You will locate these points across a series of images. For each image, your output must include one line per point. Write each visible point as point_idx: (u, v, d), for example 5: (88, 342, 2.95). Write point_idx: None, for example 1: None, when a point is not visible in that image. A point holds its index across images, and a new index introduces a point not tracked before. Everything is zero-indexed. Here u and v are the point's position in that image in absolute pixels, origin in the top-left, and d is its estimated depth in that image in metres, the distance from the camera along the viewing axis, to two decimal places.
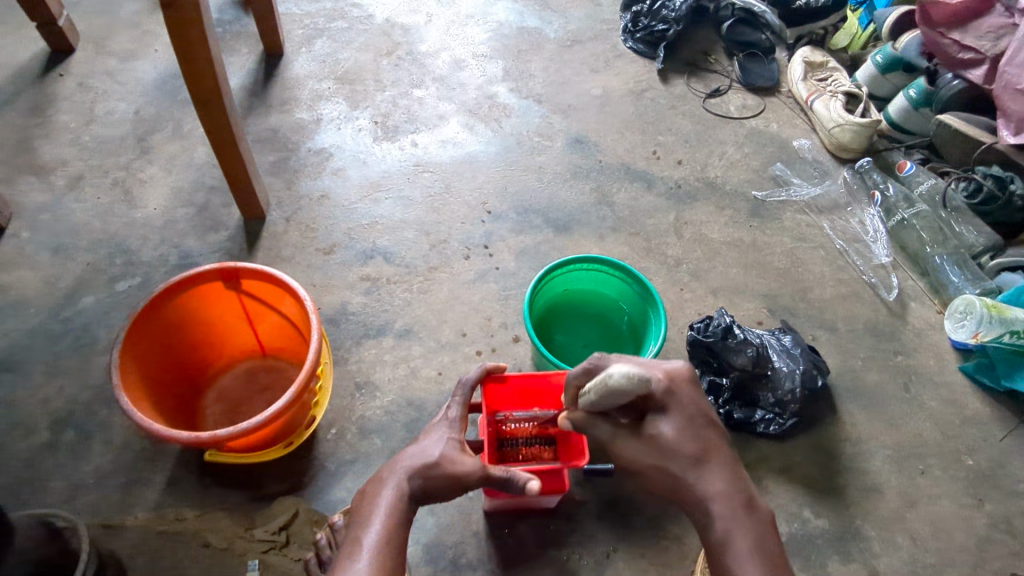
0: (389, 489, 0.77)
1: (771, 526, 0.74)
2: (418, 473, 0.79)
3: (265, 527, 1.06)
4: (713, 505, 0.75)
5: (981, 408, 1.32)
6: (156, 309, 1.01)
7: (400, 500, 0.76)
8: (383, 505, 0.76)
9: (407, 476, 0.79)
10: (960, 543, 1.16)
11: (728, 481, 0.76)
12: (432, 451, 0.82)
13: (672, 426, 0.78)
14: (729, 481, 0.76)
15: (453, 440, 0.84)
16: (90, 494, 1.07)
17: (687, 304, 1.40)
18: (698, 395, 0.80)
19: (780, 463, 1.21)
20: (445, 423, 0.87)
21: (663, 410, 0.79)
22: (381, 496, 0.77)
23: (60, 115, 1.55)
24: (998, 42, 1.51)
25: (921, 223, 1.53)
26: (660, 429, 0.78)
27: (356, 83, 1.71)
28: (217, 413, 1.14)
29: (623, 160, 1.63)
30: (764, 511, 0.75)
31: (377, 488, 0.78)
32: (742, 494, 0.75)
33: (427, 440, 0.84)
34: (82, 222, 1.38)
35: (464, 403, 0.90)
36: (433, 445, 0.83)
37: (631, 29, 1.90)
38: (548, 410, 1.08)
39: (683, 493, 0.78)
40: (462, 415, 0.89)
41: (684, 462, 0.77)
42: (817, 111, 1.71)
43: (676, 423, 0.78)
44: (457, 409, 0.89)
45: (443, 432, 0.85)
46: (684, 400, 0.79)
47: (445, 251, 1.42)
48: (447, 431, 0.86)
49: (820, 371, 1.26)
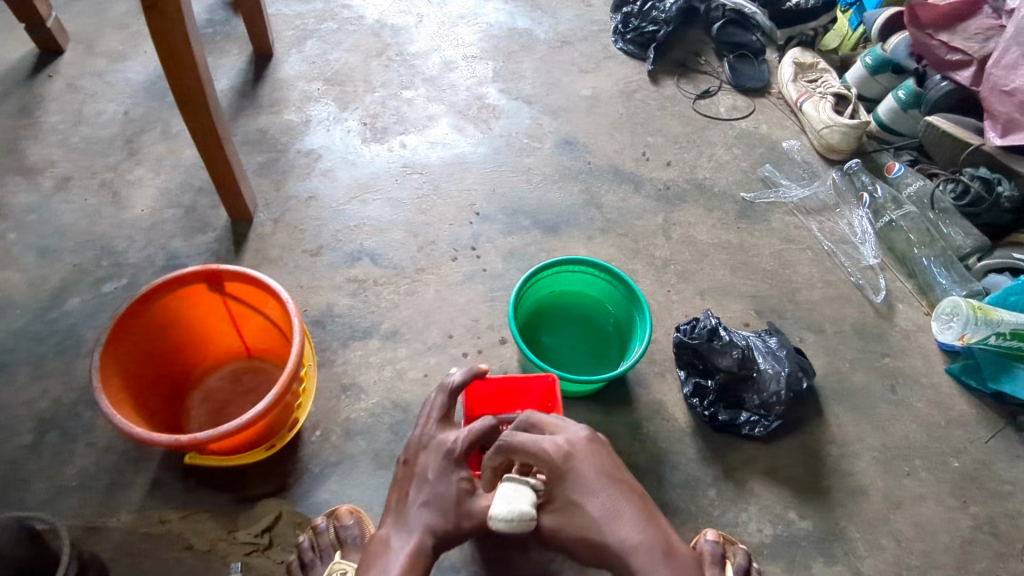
0: (409, 549, 0.86)
1: (690, 574, 0.78)
2: (436, 532, 0.87)
3: (249, 529, 1.06)
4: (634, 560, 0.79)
5: (968, 410, 1.32)
6: (139, 312, 1.01)
7: (419, 561, 0.85)
8: (400, 564, 0.84)
9: (427, 535, 0.86)
10: (945, 544, 1.16)
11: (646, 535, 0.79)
12: (446, 507, 0.87)
13: (585, 493, 0.82)
14: (646, 531, 0.80)
15: (464, 487, 0.89)
16: (74, 496, 1.07)
17: (675, 306, 1.40)
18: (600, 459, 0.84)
19: (766, 464, 1.21)
20: (451, 464, 0.90)
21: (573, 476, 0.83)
22: (400, 555, 0.85)
23: (49, 115, 1.55)
24: (986, 44, 1.52)
25: (908, 224, 1.53)
26: (575, 497, 0.82)
27: (347, 84, 1.71)
28: (202, 413, 1.14)
29: (612, 161, 1.63)
30: (683, 556, 0.80)
31: (394, 544, 0.87)
32: (661, 541, 0.80)
33: (440, 488, 0.88)
34: (70, 223, 1.38)
35: (468, 437, 0.91)
36: (446, 496, 0.88)
37: (622, 30, 1.90)
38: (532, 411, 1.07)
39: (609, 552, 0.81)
40: (464, 451, 0.91)
41: (602, 525, 0.80)
42: (806, 113, 1.71)
43: (589, 488, 0.82)
44: (461, 447, 0.91)
45: (454, 479, 0.89)
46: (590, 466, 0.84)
47: (433, 252, 1.42)
48: (457, 477, 0.89)
49: (806, 373, 1.25)
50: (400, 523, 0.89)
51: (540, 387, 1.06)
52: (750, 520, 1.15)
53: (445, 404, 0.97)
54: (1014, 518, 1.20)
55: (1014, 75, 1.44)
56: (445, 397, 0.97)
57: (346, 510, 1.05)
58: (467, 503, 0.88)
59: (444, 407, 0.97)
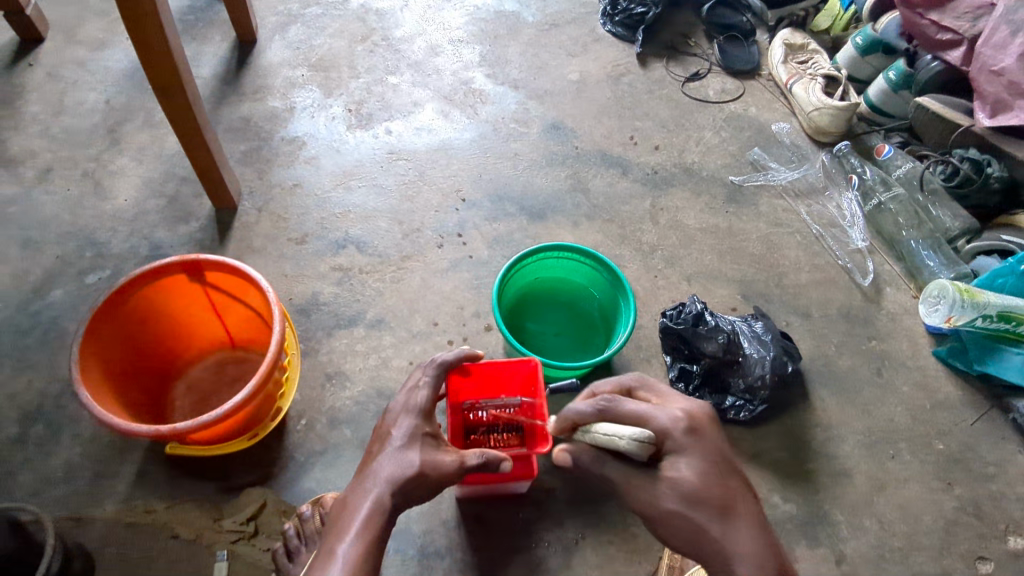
0: (368, 505, 0.77)
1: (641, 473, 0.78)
2: (397, 484, 0.78)
3: (234, 518, 1.06)
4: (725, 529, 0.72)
5: (954, 392, 1.32)
6: (119, 303, 1.01)
7: (380, 512, 0.77)
8: (361, 517, 0.76)
9: (386, 487, 0.78)
10: (928, 526, 1.17)
11: (727, 490, 0.74)
12: (410, 458, 0.80)
13: (689, 466, 0.74)
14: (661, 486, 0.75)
15: (430, 439, 0.83)
16: (59, 487, 1.08)
17: (661, 292, 1.39)
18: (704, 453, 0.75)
19: (750, 449, 1.21)
20: (413, 415, 0.84)
21: (682, 450, 0.74)
22: (363, 511, 0.77)
23: (29, 105, 1.53)
24: (976, 23, 1.48)
25: (897, 206, 1.53)
26: (677, 469, 0.74)
27: (331, 70, 1.69)
28: (185, 404, 1.14)
29: (600, 146, 1.62)
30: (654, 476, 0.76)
31: (357, 500, 0.78)
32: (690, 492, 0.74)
33: (403, 439, 0.82)
34: (52, 214, 1.37)
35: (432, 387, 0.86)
36: (410, 448, 0.81)
37: (610, 12, 1.87)
38: (516, 397, 1.06)
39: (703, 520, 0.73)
40: (428, 401, 0.85)
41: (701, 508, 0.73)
42: (796, 94, 1.69)
43: (695, 464, 0.74)
44: (425, 399, 0.85)
45: (416, 430, 0.83)
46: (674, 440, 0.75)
47: (418, 239, 1.41)
48: (419, 429, 0.83)
49: (791, 357, 1.25)
50: (361, 479, 0.80)
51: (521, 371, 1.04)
52: None
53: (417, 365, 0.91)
54: (998, 500, 1.21)
55: (1002, 55, 1.41)
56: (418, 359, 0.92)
57: (331, 497, 1.06)
58: (432, 453, 0.81)
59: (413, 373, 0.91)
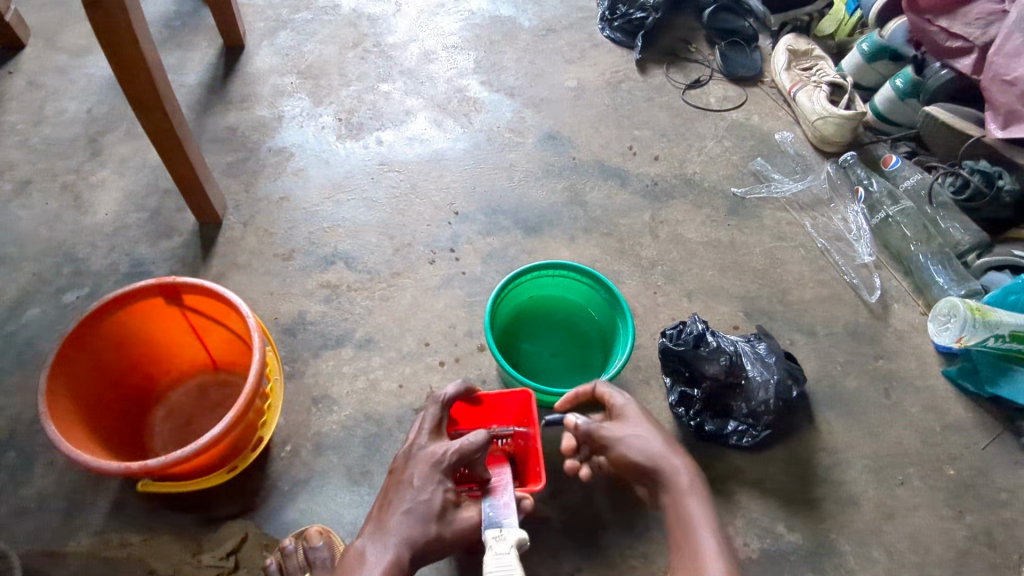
0: (385, 563, 0.78)
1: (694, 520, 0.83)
2: (417, 546, 0.81)
3: (213, 552, 1.02)
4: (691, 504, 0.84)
5: (964, 414, 1.27)
6: (92, 328, 0.96)
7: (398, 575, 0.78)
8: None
9: (405, 549, 0.80)
10: (939, 557, 1.12)
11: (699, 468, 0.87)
12: (429, 523, 0.82)
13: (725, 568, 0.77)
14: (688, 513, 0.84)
15: (451, 498, 0.85)
16: (31, 519, 1.03)
17: (660, 309, 1.34)
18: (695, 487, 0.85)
19: (753, 475, 1.17)
20: (438, 474, 0.85)
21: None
22: (379, 568, 0.77)
23: (8, 115, 1.48)
24: (988, 30, 1.43)
25: (905, 220, 1.48)
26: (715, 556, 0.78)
27: (321, 77, 1.64)
28: (165, 432, 1.09)
29: (597, 156, 1.57)
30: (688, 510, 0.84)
31: (372, 556, 0.79)
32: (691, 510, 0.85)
33: (426, 497, 0.83)
34: (29, 228, 1.32)
35: (459, 451, 0.86)
36: (430, 507, 0.83)
37: (609, 17, 1.82)
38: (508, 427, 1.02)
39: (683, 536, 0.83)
40: (453, 463, 0.85)
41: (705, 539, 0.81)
42: (800, 103, 1.64)
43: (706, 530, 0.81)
44: (452, 455, 0.85)
45: (440, 488, 0.84)
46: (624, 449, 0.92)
47: (409, 255, 1.37)
48: (443, 488, 0.84)
49: (796, 381, 1.20)
50: (379, 532, 0.81)
51: (516, 403, 1.01)
52: (736, 533, 1.11)
53: (439, 414, 0.92)
54: (1011, 528, 1.16)
55: (1015, 64, 1.36)
56: (438, 407, 0.92)
57: (316, 530, 1.00)
58: (452, 513, 0.84)
59: (436, 418, 0.91)
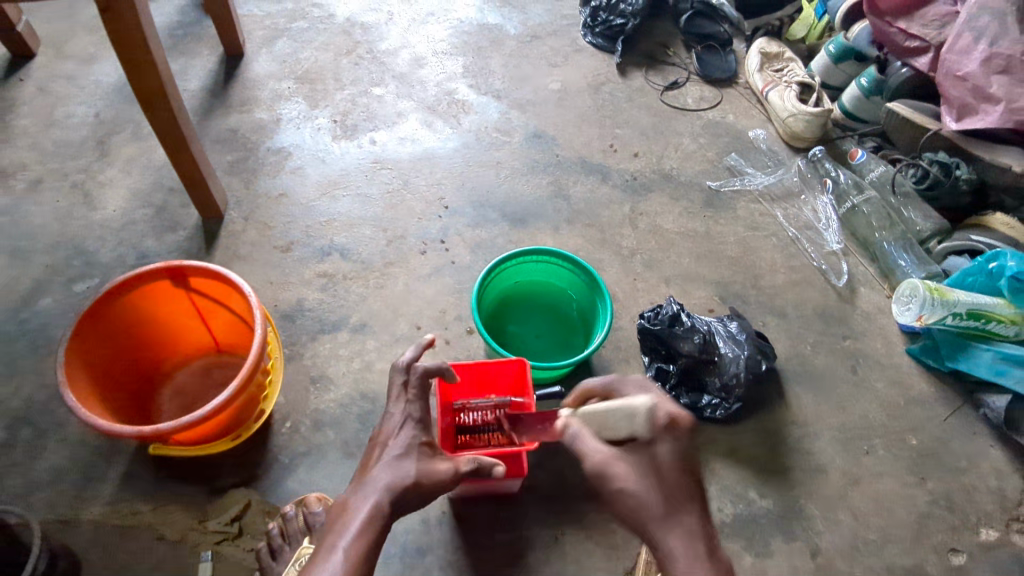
0: (369, 506, 0.81)
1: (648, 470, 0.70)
2: (397, 490, 0.84)
3: (219, 518, 1.08)
4: (635, 501, 0.68)
5: (926, 389, 1.35)
6: (105, 307, 1.03)
7: (380, 515, 0.81)
8: (361, 518, 0.80)
9: (386, 492, 0.83)
10: (902, 519, 1.19)
11: (640, 462, 0.70)
12: (405, 470, 0.86)
13: None
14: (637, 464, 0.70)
15: (425, 451, 0.91)
16: (45, 492, 1.09)
17: (639, 295, 1.42)
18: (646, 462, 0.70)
19: (727, 446, 1.24)
20: (410, 430, 0.91)
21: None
22: (363, 511, 0.81)
23: (20, 119, 1.56)
24: (942, 31, 1.54)
25: (871, 208, 1.56)
26: None
27: (317, 82, 1.72)
28: (172, 406, 1.17)
29: (580, 153, 1.65)
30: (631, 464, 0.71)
31: (355, 503, 0.82)
32: (638, 472, 0.70)
33: (399, 449, 0.89)
34: (41, 224, 1.40)
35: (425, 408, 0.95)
36: (405, 457, 0.88)
37: (591, 24, 1.92)
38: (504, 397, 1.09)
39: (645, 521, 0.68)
40: (423, 418, 0.94)
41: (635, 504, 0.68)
42: (772, 101, 1.73)
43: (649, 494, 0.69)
44: (421, 412, 0.94)
45: (411, 442, 0.90)
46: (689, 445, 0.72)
47: (402, 246, 1.44)
48: (414, 441, 0.90)
49: (765, 356, 1.28)
50: (361, 484, 0.85)
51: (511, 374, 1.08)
52: (711, 499, 1.18)
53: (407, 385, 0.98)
54: (970, 494, 1.23)
55: (967, 60, 1.46)
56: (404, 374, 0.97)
57: (315, 497, 1.07)
58: (427, 462, 0.88)
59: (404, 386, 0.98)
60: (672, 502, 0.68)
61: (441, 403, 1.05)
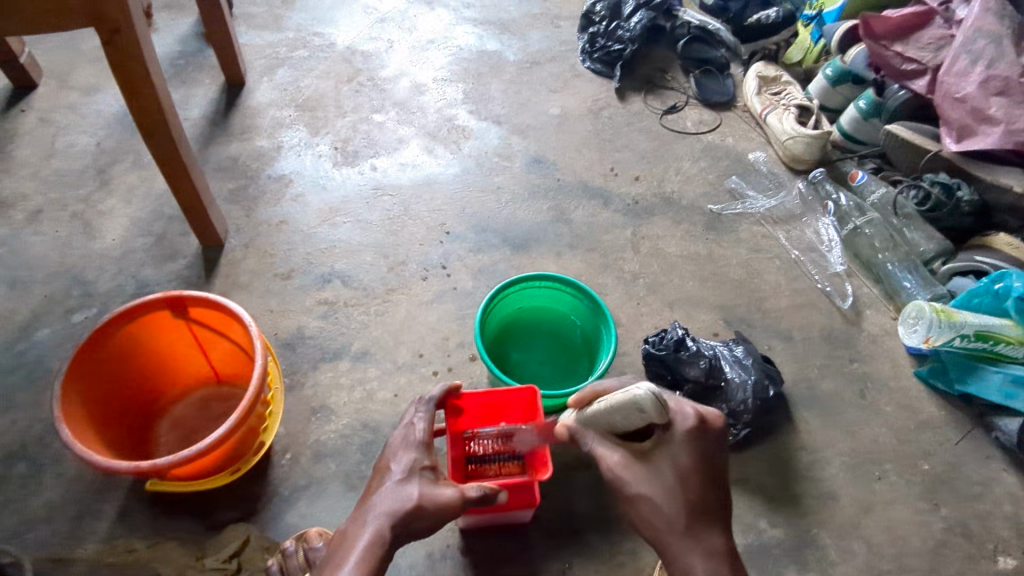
0: (368, 534, 0.81)
1: (662, 478, 0.76)
2: (398, 516, 0.83)
3: (217, 555, 1.04)
4: (652, 509, 0.76)
5: (936, 412, 1.33)
6: (102, 340, 1.01)
7: (380, 542, 0.81)
8: (360, 547, 0.80)
9: (385, 518, 0.83)
10: (916, 547, 1.16)
11: (656, 479, 0.77)
12: (408, 494, 0.85)
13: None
14: (651, 476, 0.77)
15: (427, 475, 0.89)
16: (39, 529, 1.06)
17: (643, 319, 1.41)
18: (660, 475, 0.76)
19: (736, 474, 1.21)
20: (411, 453, 0.90)
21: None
22: (362, 540, 0.81)
23: (21, 149, 1.56)
24: (939, 53, 1.58)
25: (872, 230, 1.56)
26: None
27: (317, 109, 1.73)
28: (169, 439, 1.14)
29: (581, 178, 1.65)
30: (644, 472, 0.77)
31: (354, 532, 0.82)
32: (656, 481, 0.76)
33: (399, 474, 0.88)
34: (41, 255, 1.39)
35: (428, 426, 0.93)
36: (409, 483, 0.87)
37: (589, 49, 1.94)
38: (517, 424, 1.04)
39: (666, 536, 0.75)
40: (426, 438, 0.92)
41: (662, 519, 0.75)
42: (770, 124, 1.74)
43: (668, 501, 0.76)
44: (423, 434, 0.93)
45: (413, 465, 0.89)
46: (708, 452, 0.77)
47: (403, 273, 1.43)
48: (416, 465, 0.89)
49: (773, 381, 1.26)
50: (362, 512, 0.85)
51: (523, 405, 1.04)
52: None
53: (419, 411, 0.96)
54: (985, 520, 1.20)
55: (964, 83, 1.48)
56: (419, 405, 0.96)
57: (316, 532, 1.04)
58: (430, 486, 0.86)
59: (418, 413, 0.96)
60: (694, 519, 0.75)
61: (451, 434, 1.03)
